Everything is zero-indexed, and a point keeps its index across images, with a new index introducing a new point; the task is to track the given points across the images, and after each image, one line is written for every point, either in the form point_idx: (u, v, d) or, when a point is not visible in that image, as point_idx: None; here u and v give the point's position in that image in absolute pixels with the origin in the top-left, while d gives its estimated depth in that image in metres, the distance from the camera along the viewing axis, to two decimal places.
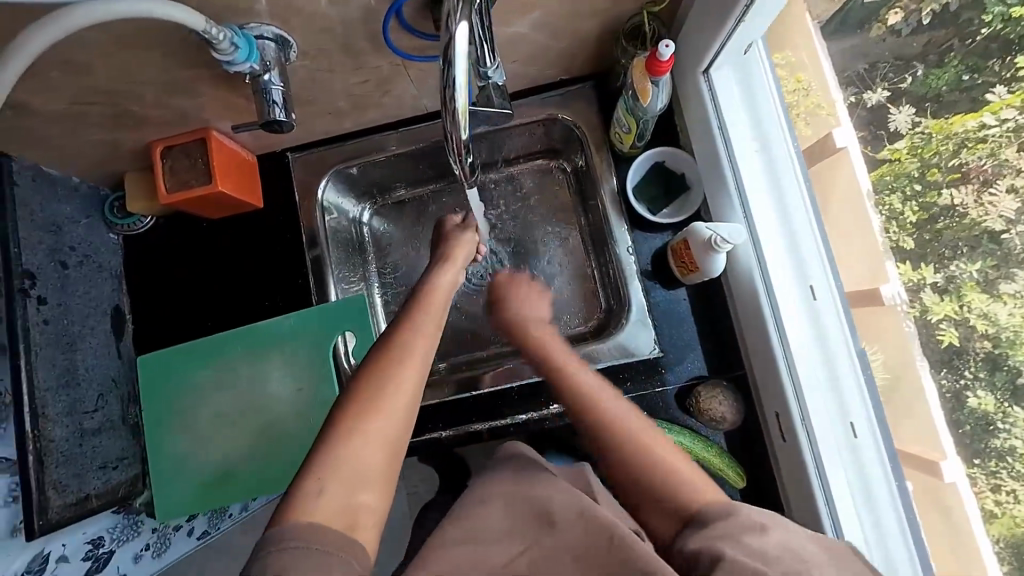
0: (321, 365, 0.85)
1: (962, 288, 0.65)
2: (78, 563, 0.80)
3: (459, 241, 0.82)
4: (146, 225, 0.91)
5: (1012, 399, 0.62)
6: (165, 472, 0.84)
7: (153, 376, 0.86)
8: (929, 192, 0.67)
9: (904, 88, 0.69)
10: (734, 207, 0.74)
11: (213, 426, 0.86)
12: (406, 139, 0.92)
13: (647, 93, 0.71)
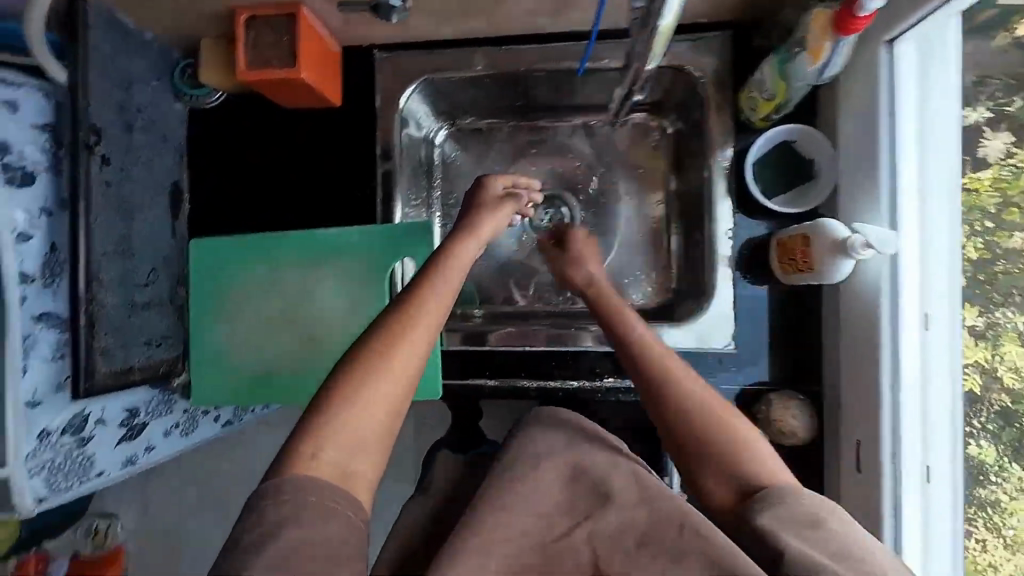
0: (376, 288, 0.81)
1: (1001, 337, 0.60)
2: (115, 428, 0.82)
3: (492, 213, 0.70)
4: (216, 101, 0.85)
5: (1014, 456, 0.60)
6: (205, 362, 0.83)
7: (202, 266, 0.83)
8: (998, 231, 0.60)
9: (1007, 112, 0.59)
10: (881, 210, 0.62)
11: (256, 328, 0.83)
12: (503, 59, 0.81)
13: (819, 55, 0.59)
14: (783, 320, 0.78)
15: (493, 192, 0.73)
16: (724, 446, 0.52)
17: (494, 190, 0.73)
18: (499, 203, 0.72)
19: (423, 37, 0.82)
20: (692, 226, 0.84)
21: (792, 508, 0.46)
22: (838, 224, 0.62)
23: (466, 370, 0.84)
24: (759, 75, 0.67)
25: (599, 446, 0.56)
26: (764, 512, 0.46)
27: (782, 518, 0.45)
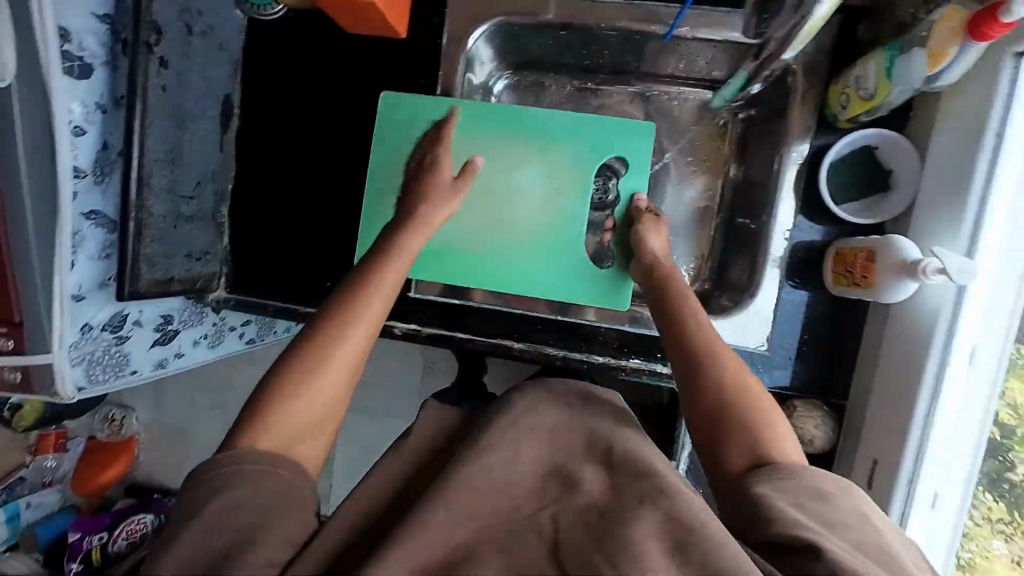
0: (582, 173, 0.82)
1: (1013, 373, 0.62)
2: (150, 331, 0.85)
3: (430, 205, 0.75)
4: (276, 14, 0.80)
5: (989, 487, 0.64)
6: (372, 224, 0.82)
7: (392, 111, 0.81)
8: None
9: None
10: (959, 236, 0.58)
11: (441, 223, 0.83)
12: (584, 11, 0.76)
13: (941, 60, 0.54)
14: (827, 332, 0.75)
15: (445, 176, 0.78)
16: (737, 423, 0.58)
17: (443, 178, 0.78)
18: (455, 188, 0.77)
19: None
20: (745, 214, 0.80)
21: (783, 481, 0.52)
22: (914, 249, 0.60)
23: (491, 329, 0.82)
24: (861, 70, 0.63)
25: (586, 431, 0.57)
26: (762, 483, 0.53)
27: (779, 490, 0.51)
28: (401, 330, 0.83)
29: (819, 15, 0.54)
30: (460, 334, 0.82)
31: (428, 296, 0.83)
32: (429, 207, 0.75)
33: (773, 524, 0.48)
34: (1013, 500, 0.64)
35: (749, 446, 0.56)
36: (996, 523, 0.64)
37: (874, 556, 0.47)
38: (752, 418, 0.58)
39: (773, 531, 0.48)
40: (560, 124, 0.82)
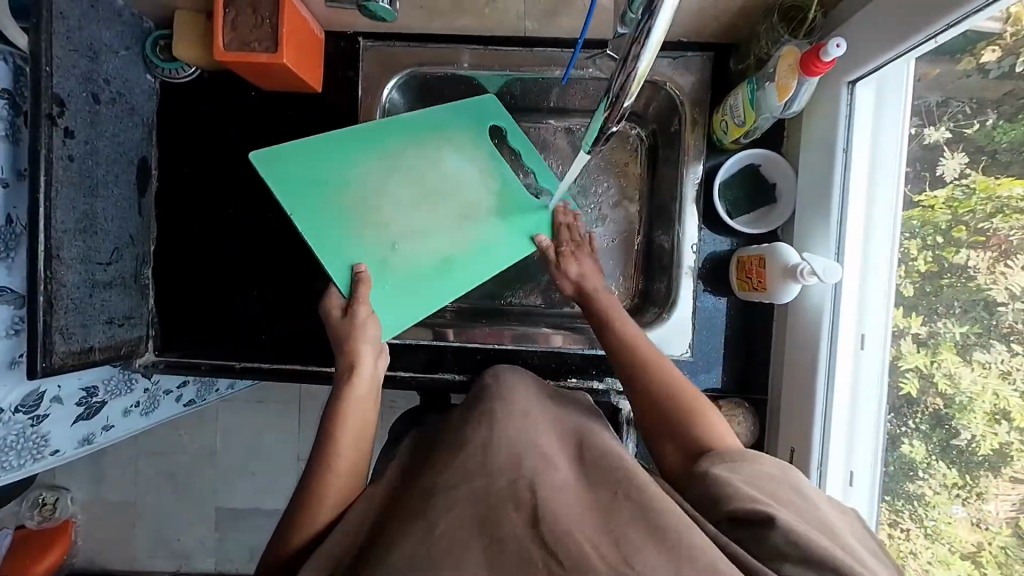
0: (481, 132, 0.82)
1: (940, 346, 0.65)
2: (71, 406, 0.81)
3: (356, 337, 0.68)
4: (190, 75, 0.82)
5: (940, 456, 0.66)
6: (326, 241, 0.72)
7: (294, 174, 0.72)
8: (946, 247, 0.64)
9: (967, 134, 0.62)
10: (829, 237, 0.70)
11: (377, 198, 0.75)
12: (489, 59, 0.82)
13: (786, 92, 0.63)
14: (742, 333, 0.82)
15: (334, 311, 0.70)
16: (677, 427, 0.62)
17: (335, 313, 0.70)
18: (349, 323, 0.69)
19: (409, 31, 0.82)
20: (660, 230, 0.85)
21: (740, 464, 0.54)
22: (794, 252, 0.68)
23: (433, 363, 0.84)
24: (732, 104, 0.72)
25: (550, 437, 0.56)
26: (721, 467, 0.54)
27: (736, 470, 0.53)
28: None
29: (641, 72, 0.47)
30: (401, 372, 0.83)
31: None
32: (348, 354, 0.67)
33: (732, 500, 0.49)
34: (963, 467, 0.64)
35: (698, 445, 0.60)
36: (952, 490, 0.65)
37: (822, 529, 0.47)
38: (698, 415, 0.62)
39: (734, 505, 0.48)
40: (427, 112, 0.80)
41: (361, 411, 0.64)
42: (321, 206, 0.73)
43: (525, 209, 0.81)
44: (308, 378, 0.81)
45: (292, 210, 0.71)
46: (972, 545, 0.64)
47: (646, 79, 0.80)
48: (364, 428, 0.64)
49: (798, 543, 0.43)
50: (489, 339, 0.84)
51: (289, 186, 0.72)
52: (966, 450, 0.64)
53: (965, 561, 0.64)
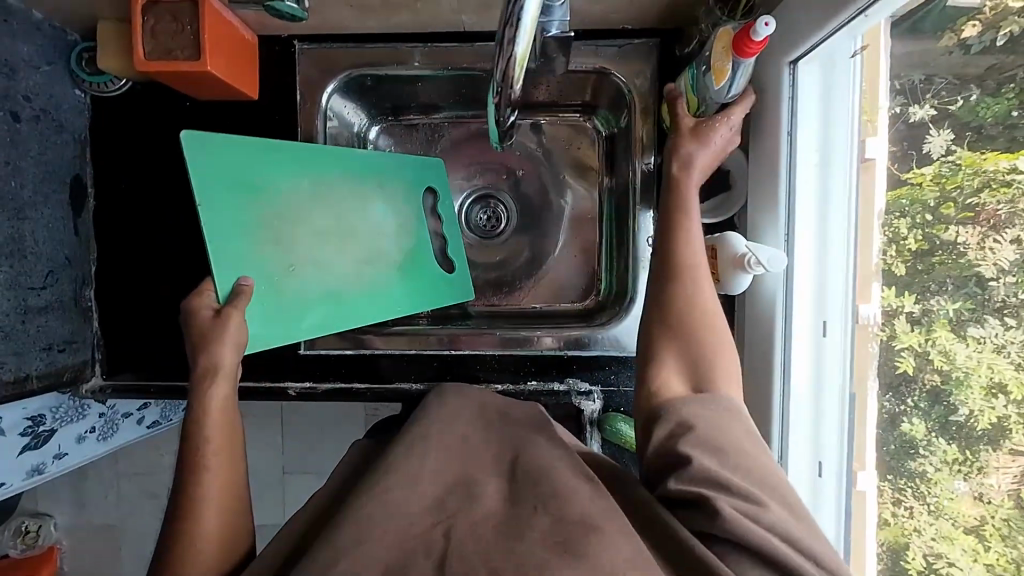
0: (414, 192, 0.85)
1: (934, 323, 0.61)
2: (15, 437, 0.79)
3: (217, 342, 0.60)
4: (119, 88, 0.79)
5: (941, 431, 0.61)
6: (227, 245, 0.62)
7: (220, 170, 0.63)
8: (936, 225, 0.60)
9: (951, 110, 0.59)
10: (779, 227, 0.67)
11: (293, 221, 0.70)
12: (433, 56, 0.80)
13: (722, 76, 0.61)
14: None
15: (203, 312, 0.61)
16: (675, 324, 0.58)
17: (204, 314, 0.60)
18: (219, 326, 0.60)
19: (345, 31, 0.79)
20: (622, 229, 0.84)
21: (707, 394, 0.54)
22: (743, 239, 0.67)
23: (388, 375, 0.81)
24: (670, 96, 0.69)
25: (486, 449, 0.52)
26: (688, 400, 0.53)
27: (705, 402, 0.53)
28: (296, 390, 0.80)
29: (521, 53, 0.48)
30: (354, 385, 0.81)
31: (321, 351, 0.81)
32: (208, 356, 0.60)
33: (681, 487, 0.47)
34: (963, 441, 0.59)
35: (683, 350, 0.57)
36: (953, 466, 0.60)
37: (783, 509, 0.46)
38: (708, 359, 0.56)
39: (687, 493, 0.47)
40: (364, 153, 0.78)
41: (229, 430, 0.59)
42: (234, 206, 0.64)
43: (428, 271, 0.84)
44: (261, 397, 0.81)
45: (201, 201, 0.61)
46: (976, 519, 0.58)
47: (592, 69, 0.78)
48: (233, 447, 0.59)
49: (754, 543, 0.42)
50: (445, 346, 0.81)
51: (212, 175, 0.62)
52: (966, 425, 0.58)
53: (970, 536, 0.59)
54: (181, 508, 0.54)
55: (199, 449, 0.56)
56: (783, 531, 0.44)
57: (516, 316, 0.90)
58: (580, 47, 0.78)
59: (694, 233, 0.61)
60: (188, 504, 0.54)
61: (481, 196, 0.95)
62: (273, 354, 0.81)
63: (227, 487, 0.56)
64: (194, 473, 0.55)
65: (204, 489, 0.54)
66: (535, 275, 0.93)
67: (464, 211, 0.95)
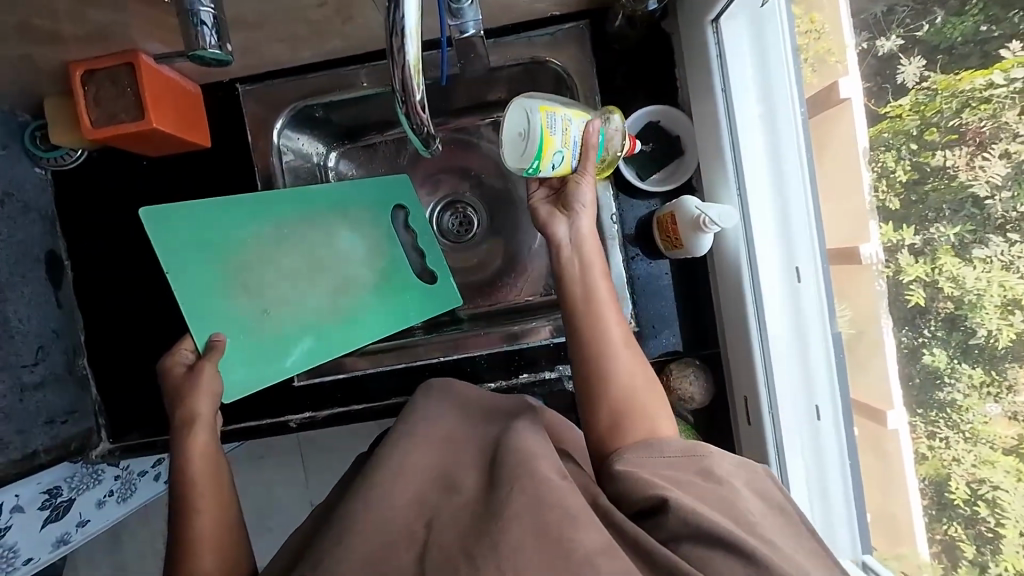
0: (381, 213, 0.84)
1: (937, 251, 0.55)
2: (35, 512, 0.81)
3: (191, 394, 0.65)
4: (77, 159, 0.81)
5: (963, 356, 0.55)
6: (196, 301, 0.69)
7: (182, 235, 0.70)
8: (922, 153, 0.55)
9: (919, 37, 0.54)
10: (730, 183, 0.70)
11: (259, 267, 0.74)
12: (376, 75, 0.81)
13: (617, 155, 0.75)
14: (687, 291, 0.81)
15: (179, 369, 0.67)
16: (602, 381, 0.59)
17: (178, 370, 0.67)
18: (192, 379, 0.66)
19: (285, 65, 0.81)
20: None
21: (651, 440, 0.54)
22: (694, 202, 0.69)
23: (384, 391, 0.82)
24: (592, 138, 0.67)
25: None
26: (628, 452, 0.53)
27: (650, 449, 0.53)
28: (296, 421, 0.82)
29: (414, 63, 0.48)
30: (353, 406, 0.82)
31: (314, 381, 0.82)
32: (184, 407, 0.64)
33: (639, 489, 0.49)
34: (987, 363, 0.53)
35: (617, 407, 0.57)
36: (982, 389, 0.54)
37: (733, 512, 0.47)
38: (645, 396, 0.58)
39: (642, 496, 0.48)
40: (319, 187, 0.80)
41: (212, 468, 0.62)
42: (200, 265, 0.70)
43: (407, 286, 0.83)
44: (264, 433, 0.82)
45: (168, 267, 0.68)
46: (1014, 439, 0.51)
47: (528, 58, 0.79)
48: (218, 479, 0.62)
49: (711, 533, 0.44)
50: (439, 353, 0.83)
51: (176, 241, 0.69)
52: (986, 346, 0.53)
53: (1011, 457, 0.52)
54: (183, 544, 0.57)
55: (192, 487, 0.60)
56: (736, 529, 0.45)
57: (508, 312, 0.91)
58: (510, 42, 0.79)
59: (598, 274, 0.64)
60: (188, 539, 0.57)
61: (448, 203, 0.97)
62: (270, 390, 0.83)
63: (221, 524, 0.59)
64: (196, 514, 0.59)
65: (201, 523, 0.58)
66: (518, 272, 0.93)
67: (435, 219, 0.96)
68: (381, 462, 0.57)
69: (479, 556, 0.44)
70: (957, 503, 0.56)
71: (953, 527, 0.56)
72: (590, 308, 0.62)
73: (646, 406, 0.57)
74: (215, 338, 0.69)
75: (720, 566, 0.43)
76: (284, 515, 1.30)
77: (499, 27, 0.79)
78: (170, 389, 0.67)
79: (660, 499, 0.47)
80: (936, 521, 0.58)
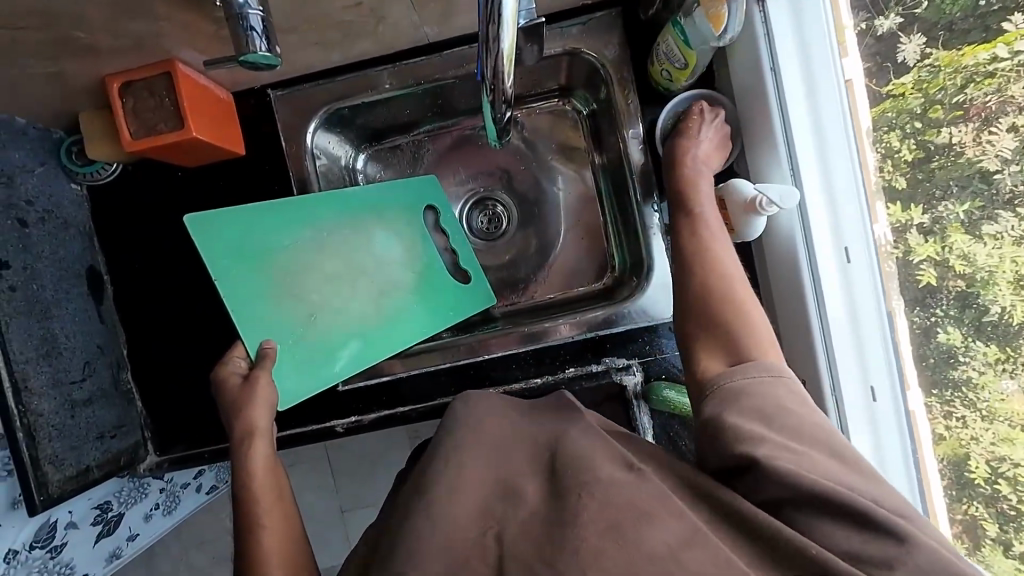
0: (415, 214, 0.83)
1: (947, 229, 0.63)
2: (88, 527, 0.81)
3: (247, 407, 0.64)
4: (112, 173, 0.81)
5: (976, 335, 0.63)
6: (246, 308, 0.69)
7: (228, 245, 0.70)
8: (926, 130, 0.64)
9: (918, 14, 0.63)
10: (783, 163, 0.68)
11: (303, 274, 0.74)
12: (403, 75, 0.81)
13: (721, 19, 0.64)
14: None
15: (233, 380, 0.66)
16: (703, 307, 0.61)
17: (233, 381, 0.66)
18: (248, 390, 0.65)
19: (315, 69, 0.80)
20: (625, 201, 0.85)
21: (743, 362, 0.55)
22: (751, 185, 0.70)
23: (428, 392, 0.82)
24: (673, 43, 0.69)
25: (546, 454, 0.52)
26: (727, 373, 0.55)
27: (740, 372, 0.54)
28: (343, 425, 0.81)
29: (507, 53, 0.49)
30: (398, 408, 0.81)
31: (358, 385, 0.81)
32: (242, 420, 0.64)
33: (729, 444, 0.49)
34: (1001, 338, 0.61)
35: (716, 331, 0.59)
36: (997, 365, 0.61)
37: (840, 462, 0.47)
38: (743, 314, 0.60)
39: (733, 452, 0.48)
40: (355, 190, 0.79)
41: (273, 479, 0.62)
42: (246, 274, 0.70)
43: (445, 286, 0.83)
44: (310, 439, 0.82)
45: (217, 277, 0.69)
46: None
47: (563, 50, 0.79)
48: (279, 491, 0.62)
49: (811, 494, 0.44)
50: (473, 353, 0.81)
51: (221, 248, 0.69)
52: (1001, 322, 0.60)
53: None
54: (247, 560, 0.56)
55: (255, 499, 0.60)
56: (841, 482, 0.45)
57: (544, 308, 0.90)
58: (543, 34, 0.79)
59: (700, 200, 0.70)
60: (252, 555, 0.56)
61: (478, 201, 0.96)
62: (315, 396, 0.82)
63: (287, 535, 0.58)
64: (261, 529, 0.58)
65: (266, 538, 0.57)
66: (553, 267, 0.93)
67: (465, 217, 0.96)
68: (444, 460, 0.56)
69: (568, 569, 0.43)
70: (977, 482, 0.62)
71: (975, 506, 0.63)
72: (698, 239, 0.67)
73: (755, 329, 0.59)
74: (266, 345, 0.68)
75: (830, 531, 0.43)
76: (317, 520, 1.30)
77: (563, 10, 0.78)
78: (225, 402, 0.66)
79: (759, 466, 0.46)
80: (957, 501, 0.64)
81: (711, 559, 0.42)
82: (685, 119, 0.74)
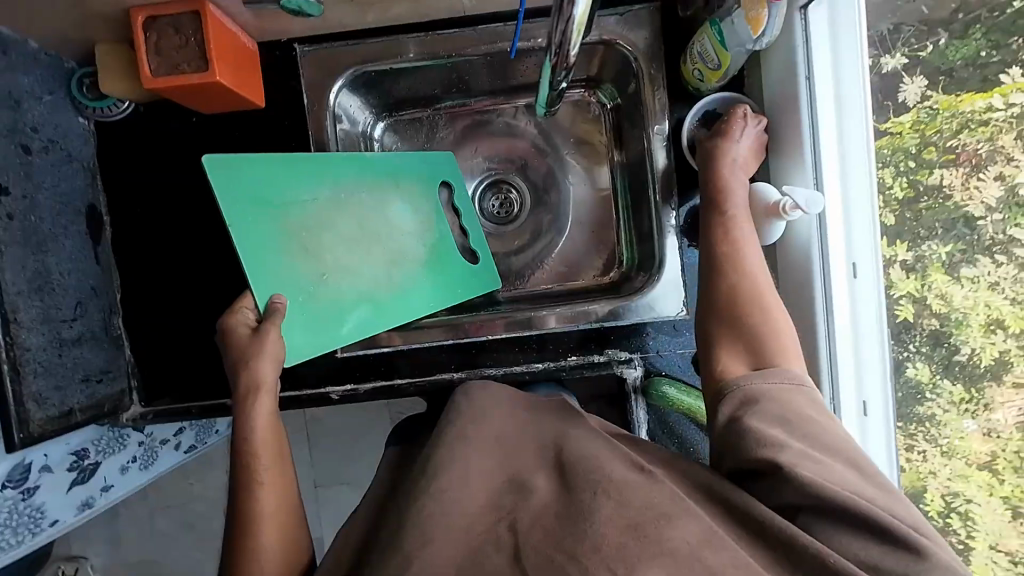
0: (432, 187, 0.83)
1: (928, 268, 0.63)
2: (62, 473, 0.78)
3: (255, 358, 0.62)
4: (123, 111, 0.78)
5: (943, 373, 0.64)
6: (258, 258, 0.66)
7: (248, 188, 0.67)
8: (919, 170, 0.64)
9: (921, 58, 0.62)
10: (806, 171, 0.70)
11: (318, 231, 0.72)
12: (434, 45, 0.79)
13: (760, 22, 0.64)
14: None
15: (241, 329, 0.64)
16: (727, 288, 0.64)
17: (240, 331, 0.64)
18: (256, 342, 0.63)
19: (347, 28, 0.78)
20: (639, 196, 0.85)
21: (767, 367, 0.57)
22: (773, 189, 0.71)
23: (428, 366, 0.81)
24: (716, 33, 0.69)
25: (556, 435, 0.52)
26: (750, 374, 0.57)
27: (765, 374, 0.56)
28: (339, 393, 0.80)
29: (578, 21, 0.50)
30: (397, 380, 0.81)
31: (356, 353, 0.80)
32: (248, 373, 0.62)
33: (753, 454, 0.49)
34: (968, 380, 0.62)
35: (739, 316, 0.62)
36: (961, 406, 0.63)
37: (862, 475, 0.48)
38: (766, 313, 0.61)
39: (756, 461, 0.49)
40: (376, 154, 0.78)
41: (274, 434, 0.61)
42: (260, 222, 0.67)
43: (455, 260, 0.83)
44: (304, 403, 0.81)
45: (231, 220, 0.65)
46: (987, 455, 0.62)
47: (597, 40, 0.79)
48: (280, 447, 0.60)
49: (838, 504, 0.44)
50: (476, 333, 0.80)
51: (238, 192, 0.66)
52: (968, 364, 0.62)
53: (982, 471, 0.62)
54: (246, 515, 0.56)
55: (254, 455, 0.58)
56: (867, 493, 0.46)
57: (546, 296, 0.90)
58: None
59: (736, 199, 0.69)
60: (250, 513, 0.56)
61: (492, 182, 0.95)
62: (313, 360, 0.81)
63: (284, 490, 0.59)
64: (262, 484, 0.57)
65: (266, 498, 0.57)
66: (561, 255, 0.93)
67: (478, 198, 0.95)
68: (450, 432, 0.56)
69: (580, 551, 0.43)
70: (931, 515, 0.66)
71: None
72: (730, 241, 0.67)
73: (777, 335, 0.60)
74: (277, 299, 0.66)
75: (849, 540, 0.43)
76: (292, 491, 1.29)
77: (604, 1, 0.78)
78: (231, 351, 0.64)
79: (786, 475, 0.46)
80: None
81: (730, 558, 0.42)
82: (727, 120, 0.72)
